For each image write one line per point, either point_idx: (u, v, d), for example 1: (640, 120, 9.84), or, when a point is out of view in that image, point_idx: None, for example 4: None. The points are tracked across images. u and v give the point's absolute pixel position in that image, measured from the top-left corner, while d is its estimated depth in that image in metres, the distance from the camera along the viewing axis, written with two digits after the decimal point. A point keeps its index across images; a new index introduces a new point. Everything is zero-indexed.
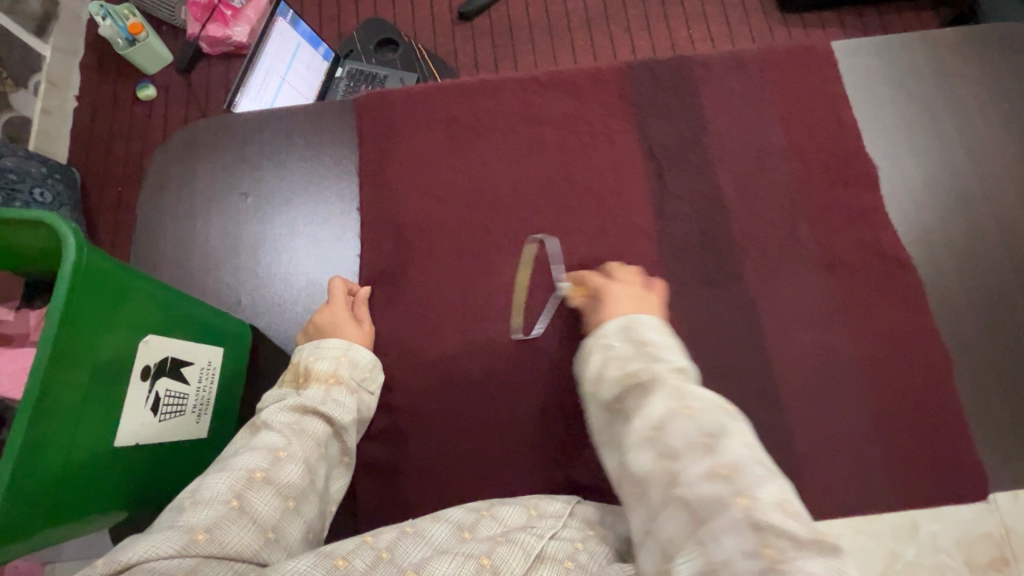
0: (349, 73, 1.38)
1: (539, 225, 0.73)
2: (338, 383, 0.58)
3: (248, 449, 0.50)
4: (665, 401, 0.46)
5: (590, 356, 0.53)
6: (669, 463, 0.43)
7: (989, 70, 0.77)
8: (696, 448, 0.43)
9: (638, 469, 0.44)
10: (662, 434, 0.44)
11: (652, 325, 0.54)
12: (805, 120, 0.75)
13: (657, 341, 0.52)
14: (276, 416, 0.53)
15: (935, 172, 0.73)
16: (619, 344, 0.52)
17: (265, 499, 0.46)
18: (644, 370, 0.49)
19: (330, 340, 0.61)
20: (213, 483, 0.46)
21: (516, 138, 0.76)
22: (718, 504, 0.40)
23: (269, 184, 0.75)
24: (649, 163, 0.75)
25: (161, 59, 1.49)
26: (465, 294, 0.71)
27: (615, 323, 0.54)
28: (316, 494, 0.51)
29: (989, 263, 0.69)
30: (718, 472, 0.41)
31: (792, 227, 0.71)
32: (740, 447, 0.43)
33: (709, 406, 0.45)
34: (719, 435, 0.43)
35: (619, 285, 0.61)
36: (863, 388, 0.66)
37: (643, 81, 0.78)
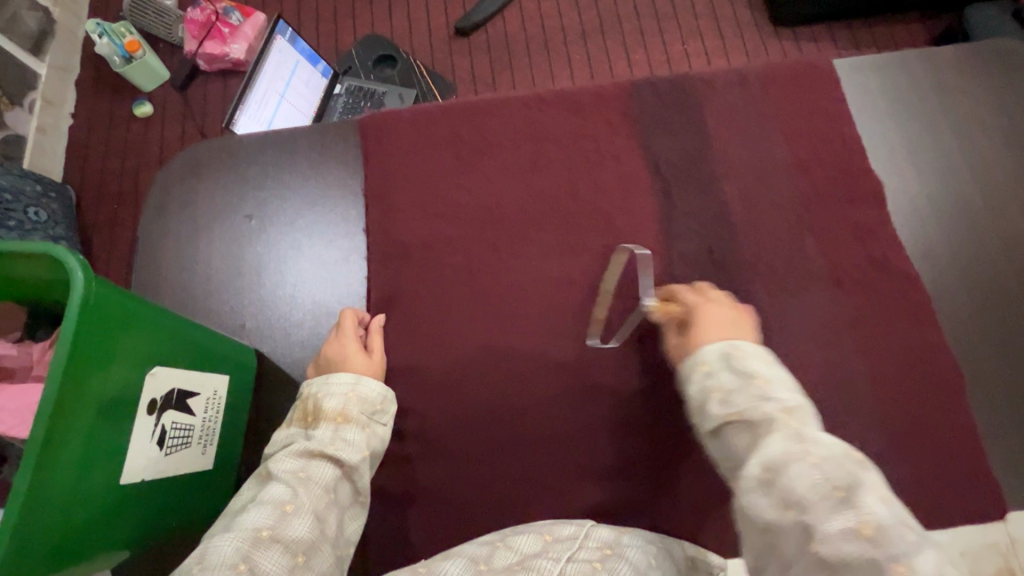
0: (348, 89, 1.43)
1: (546, 244, 0.72)
2: (347, 422, 0.57)
3: (256, 504, 0.50)
4: (781, 440, 0.41)
5: (687, 383, 0.50)
6: (800, 517, 0.38)
7: (987, 86, 0.77)
8: (825, 500, 0.37)
9: (761, 518, 0.39)
10: (780, 481, 0.39)
11: (755, 351, 0.49)
12: (810, 137, 0.75)
13: (765, 371, 0.47)
14: (282, 465, 0.53)
15: (938, 188, 0.74)
16: (719, 371, 0.48)
17: (273, 559, 0.46)
18: (751, 403, 0.44)
19: (339, 375, 0.60)
20: (220, 544, 0.46)
21: (522, 157, 0.76)
22: (869, 573, 0.35)
23: (273, 206, 0.75)
24: (655, 180, 0.74)
25: (157, 76, 1.49)
26: (473, 316, 0.70)
27: (718, 347, 0.50)
28: (329, 544, 0.50)
29: (996, 280, 0.69)
30: (858, 532, 0.36)
31: (799, 244, 0.71)
32: (885, 504, 0.37)
33: (837, 452, 0.39)
34: (856, 488, 0.37)
35: (713, 307, 0.56)
36: (875, 408, 0.65)
37: (647, 98, 0.78)
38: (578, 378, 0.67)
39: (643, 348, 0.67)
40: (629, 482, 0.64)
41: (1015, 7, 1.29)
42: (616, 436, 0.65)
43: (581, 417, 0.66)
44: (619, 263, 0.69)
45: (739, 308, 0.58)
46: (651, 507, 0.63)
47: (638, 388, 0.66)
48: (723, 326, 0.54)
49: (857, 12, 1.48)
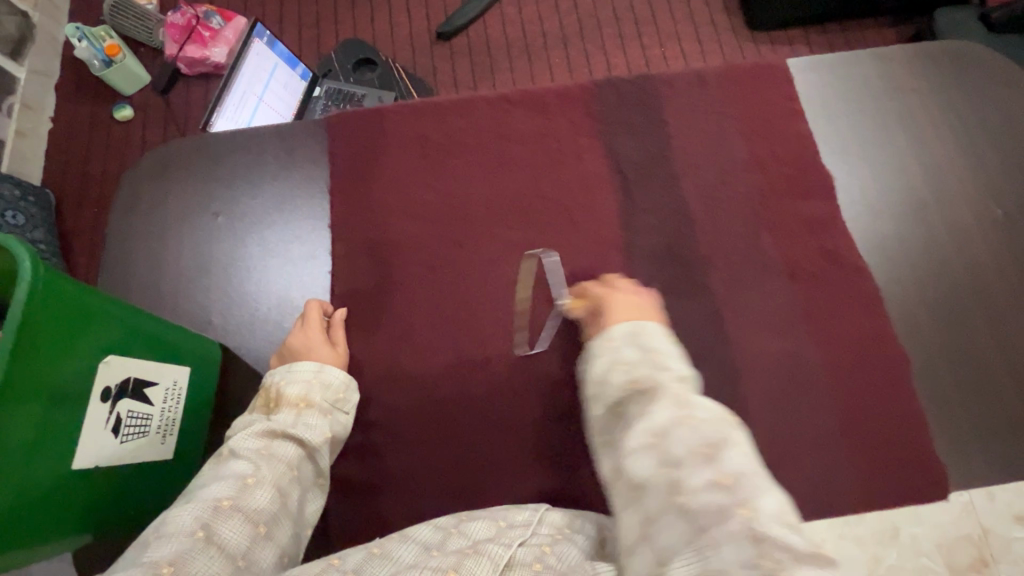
0: (327, 92, 1.45)
1: (508, 240, 0.74)
2: (309, 407, 0.58)
3: (216, 479, 0.50)
4: (667, 407, 0.45)
5: (597, 356, 0.53)
6: (671, 471, 0.42)
7: (936, 84, 0.80)
8: (696, 456, 0.42)
9: (639, 474, 0.43)
10: (665, 441, 0.43)
11: (656, 331, 0.52)
12: (767, 133, 0.77)
13: (662, 349, 0.51)
14: (245, 443, 0.54)
15: (889, 182, 0.75)
16: (625, 346, 0.51)
17: (234, 528, 0.47)
18: (650, 375, 0.48)
19: (303, 363, 0.61)
20: (179, 514, 0.47)
21: (485, 154, 0.77)
22: (719, 515, 0.39)
23: (242, 203, 0.76)
24: (616, 175, 0.76)
25: (138, 80, 1.50)
26: (434, 310, 0.71)
27: (623, 327, 0.53)
28: (289, 518, 0.52)
29: (945, 269, 0.71)
30: (718, 481, 0.40)
31: (755, 237, 0.72)
32: (741, 456, 0.42)
33: (711, 415, 0.44)
34: (722, 444, 0.42)
35: (621, 295, 0.60)
36: (826, 394, 0.67)
37: (609, 95, 0.79)
38: (536, 369, 0.68)
39: None
40: (587, 469, 0.65)
41: (981, 12, 1.33)
42: (573, 424, 0.67)
43: (542, 411, 0.67)
44: (529, 271, 0.72)
45: (641, 292, 0.62)
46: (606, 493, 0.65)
47: None
48: (628, 311, 0.57)
49: (832, 17, 1.52)
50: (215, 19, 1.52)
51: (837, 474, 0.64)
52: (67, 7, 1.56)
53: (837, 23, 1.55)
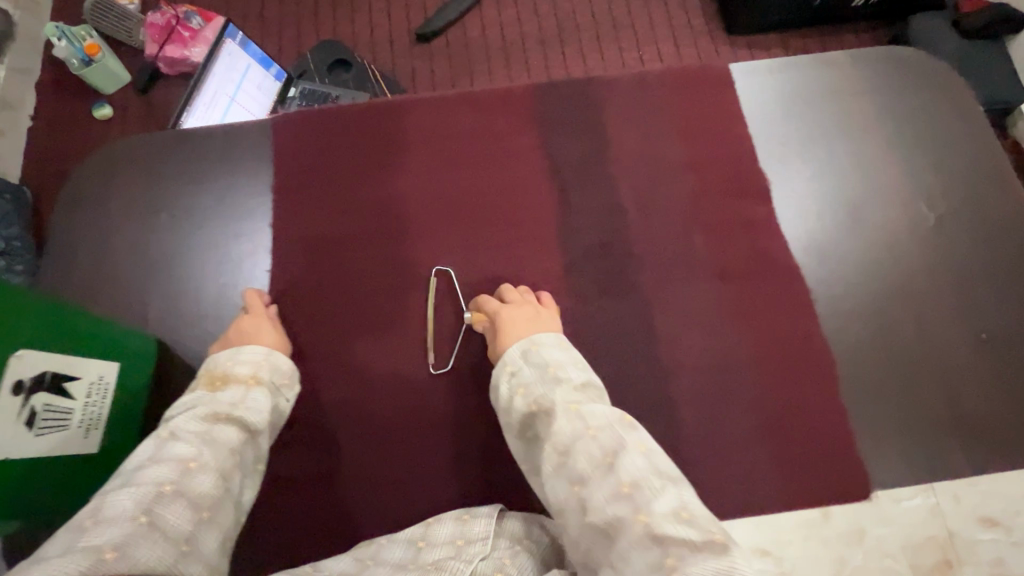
0: (303, 93, 1.45)
1: (447, 240, 0.75)
2: (258, 384, 0.60)
3: (155, 464, 0.49)
4: (566, 423, 0.50)
5: (498, 383, 0.59)
6: (580, 489, 0.46)
7: (876, 90, 0.81)
8: (597, 468, 0.46)
9: (557, 499, 0.48)
10: (568, 459, 0.48)
11: (548, 345, 0.59)
12: (705, 137, 0.78)
13: (557, 362, 0.57)
14: (185, 427, 0.53)
15: (826, 185, 0.76)
16: (522, 369, 0.58)
17: (177, 512, 0.46)
18: (546, 394, 0.54)
19: (251, 347, 0.64)
20: (118, 501, 0.46)
21: (428, 155, 0.78)
22: (623, 522, 0.43)
23: (186, 200, 0.77)
24: (555, 178, 0.77)
25: (118, 79, 1.51)
26: (371, 309, 0.72)
27: (516, 349, 0.60)
28: (231, 503, 0.51)
29: (876, 272, 0.72)
30: (621, 491, 0.44)
31: (689, 239, 0.74)
32: (641, 460, 0.46)
33: (609, 426, 0.49)
34: (618, 452, 0.47)
35: (511, 308, 0.65)
36: (752, 393, 0.68)
37: (554, 98, 0.80)
38: (468, 368, 0.70)
39: None
40: (514, 467, 0.66)
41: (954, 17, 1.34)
42: (502, 423, 0.68)
43: (472, 407, 0.68)
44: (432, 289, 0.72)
45: (540, 297, 0.68)
46: (530, 491, 0.65)
47: None
48: (520, 324, 0.63)
49: (809, 21, 1.53)
50: (194, 19, 1.52)
51: (759, 471, 0.65)
52: (48, 6, 1.58)
53: (815, 27, 1.56)
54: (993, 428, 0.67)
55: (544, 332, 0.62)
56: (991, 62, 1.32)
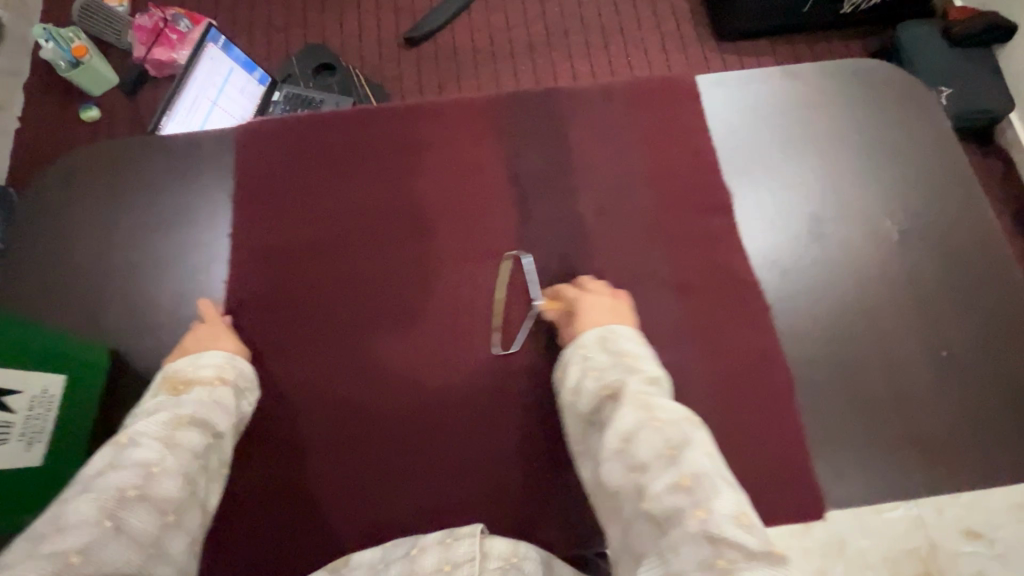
0: (286, 97, 1.44)
1: (405, 252, 0.74)
2: (222, 387, 0.60)
3: (117, 466, 0.48)
4: (632, 412, 0.49)
5: (571, 362, 0.60)
6: (640, 476, 0.45)
7: (842, 102, 0.81)
8: (660, 459, 0.45)
9: (613, 482, 0.47)
10: (631, 445, 0.47)
11: (627, 336, 0.60)
12: (667, 150, 0.78)
13: (633, 352, 0.58)
14: (147, 429, 0.52)
15: (788, 199, 0.76)
16: (596, 352, 0.59)
17: (142, 516, 0.46)
18: (619, 379, 0.54)
19: (210, 354, 0.63)
20: (80, 504, 0.45)
21: (390, 166, 0.78)
22: (680, 516, 0.41)
23: (147, 210, 0.77)
24: (516, 189, 0.76)
25: (105, 81, 1.51)
26: (328, 321, 0.72)
27: (593, 333, 0.61)
28: (197, 506, 0.51)
29: (836, 288, 0.72)
30: (679, 484, 0.43)
31: (648, 252, 0.73)
32: (706, 458, 0.45)
33: (677, 419, 0.48)
34: (683, 447, 0.46)
35: (593, 296, 0.66)
36: (707, 410, 0.67)
37: (517, 110, 0.80)
38: (422, 381, 0.69)
39: (490, 353, 0.70)
40: (463, 485, 0.65)
41: (944, 27, 1.31)
42: (452, 439, 0.66)
43: (424, 422, 0.67)
44: (506, 271, 0.73)
45: (622, 291, 0.68)
46: (478, 510, 0.64)
47: (479, 394, 0.68)
48: (600, 313, 0.63)
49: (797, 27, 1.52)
50: (182, 22, 1.53)
51: None
52: (38, 7, 1.57)
53: (805, 33, 1.55)
54: (950, 448, 0.66)
55: (625, 325, 0.62)
56: (980, 73, 1.29)
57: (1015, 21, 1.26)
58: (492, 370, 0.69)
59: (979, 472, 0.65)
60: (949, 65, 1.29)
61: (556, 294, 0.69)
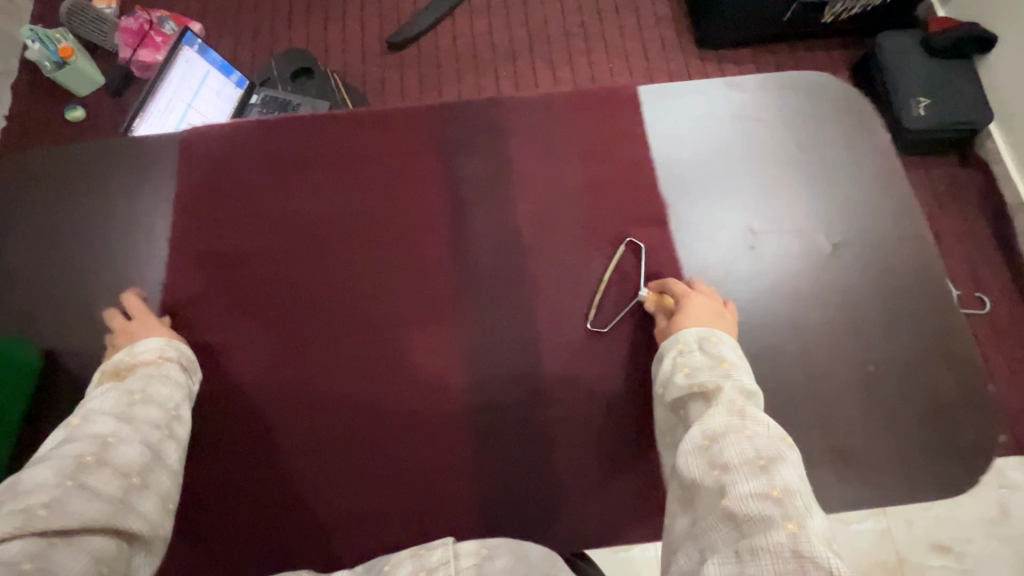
0: (265, 101, 1.34)
1: (341, 259, 0.75)
2: (167, 365, 0.62)
3: (75, 439, 0.50)
4: (726, 415, 0.49)
5: (669, 357, 0.61)
6: (720, 475, 0.44)
7: (784, 115, 0.81)
8: (749, 467, 0.44)
9: (689, 474, 0.47)
10: (716, 445, 0.47)
11: (728, 345, 0.59)
12: (606, 161, 0.79)
13: (733, 360, 0.57)
14: (103, 406, 0.54)
15: (727, 211, 0.76)
16: (696, 352, 0.59)
17: (106, 477, 0.48)
18: (714, 382, 0.54)
19: (146, 342, 0.64)
20: (40, 472, 0.46)
21: (331, 173, 0.79)
22: (762, 521, 0.40)
23: (90, 214, 0.78)
24: (454, 198, 0.77)
25: (92, 82, 1.43)
26: (260, 326, 0.72)
27: (694, 333, 0.61)
28: (166, 471, 0.53)
29: (768, 301, 0.72)
30: (768, 493, 0.41)
31: (582, 263, 0.74)
32: (795, 475, 0.43)
33: (770, 433, 0.47)
34: (774, 460, 0.44)
35: (700, 297, 0.65)
36: (630, 420, 0.68)
37: (459, 119, 0.81)
38: (350, 387, 0.70)
39: (419, 361, 0.71)
40: (386, 489, 0.66)
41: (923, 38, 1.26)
42: (377, 445, 0.68)
43: (350, 428, 0.68)
44: (620, 257, 0.74)
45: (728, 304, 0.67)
46: (400, 514, 0.65)
47: (406, 400, 0.69)
48: (703, 315, 0.63)
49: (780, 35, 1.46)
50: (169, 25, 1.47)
51: (631, 496, 0.66)
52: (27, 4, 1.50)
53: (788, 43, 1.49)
54: (871, 461, 0.66)
55: (727, 334, 0.61)
56: (959, 85, 1.23)
57: (994, 34, 1.21)
58: (420, 377, 0.70)
59: (903, 486, 0.65)
60: (927, 75, 1.23)
61: (661, 290, 0.70)
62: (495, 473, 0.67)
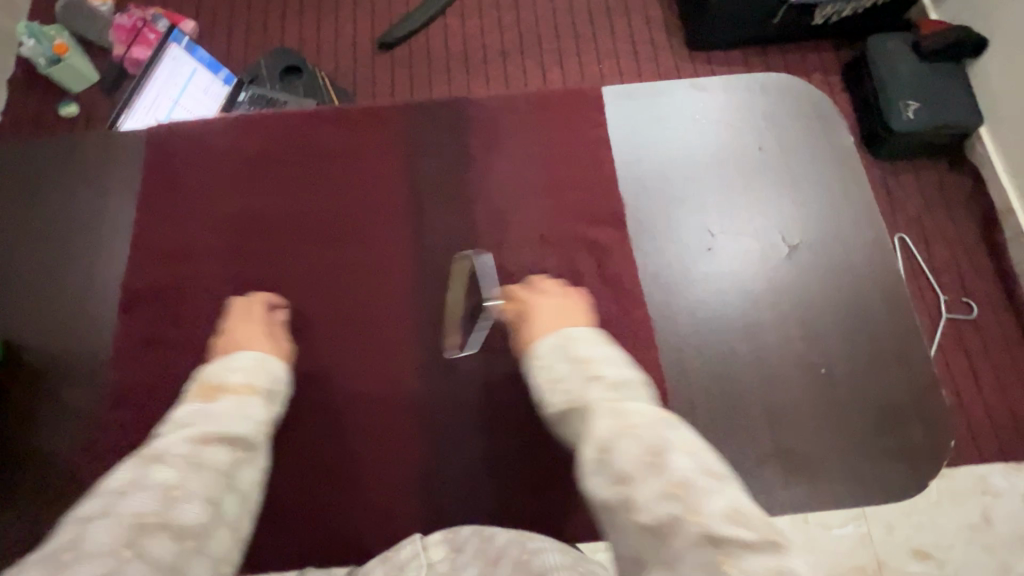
0: (252, 98, 1.27)
1: (300, 255, 0.76)
2: (250, 394, 0.59)
3: (138, 488, 0.46)
4: (605, 423, 0.49)
5: (535, 377, 0.60)
6: (623, 486, 0.44)
7: (745, 117, 0.81)
8: (642, 467, 0.44)
9: (596, 498, 0.46)
10: (608, 457, 0.46)
11: (582, 339, 0.60)
12: (565, 161, 0.79)
13: (593, 356, 0.57)
14: (174, 448, 0.50)
15: (685, 212, 0.76)
16: (557, 362, 0.58)
17: (162, 544, 0.43)
18: (583, 391, 0.54)
19: (242, 354, 0.63)
20: (98, 532, 0.42)
21: (293, 170, 0.80)
22: (675, 522, 0.41)
23: (53, 207, 0.78)
24: (414, 197, 0.78)
25: (87, 79, 1.40)
26: (217, 320, 0.73)
27: (550, 341, 0.60)
28: (228, 528, 0.48)
29: (723, 303, 0.72)
30: (670, 491, 0.42)
31: (538, 263, 0.74)
32: (687, 459, 0.44)
33: (651, 422, 0.47)
34: (664, 450, 0.45)
35: (547, 299, 0.66)
36: None
37: (421, 119, 0.81)
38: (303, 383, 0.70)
39: (372, 357, 0.71)
40: (335, 483, 0.66)
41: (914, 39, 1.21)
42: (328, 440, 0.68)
43: (301, 423, 0.69)
44: (464, 272, 0.68)
45: (574, 289, 0.69)
46: (349, 509, 0.66)
47: (357, 395, 0.70)
48: (555, 317, 0.64)
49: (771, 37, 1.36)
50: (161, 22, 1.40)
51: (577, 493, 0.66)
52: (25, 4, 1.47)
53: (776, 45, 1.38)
54: (820, 465, 0.66)
55: (577, 327, 0.62)
56: (948, 89, 1.19)
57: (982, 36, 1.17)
58: (372, 373, 0.71)
59: (849, 489, 0.65)
60: (915, 78, 1.18)
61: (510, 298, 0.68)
62: (444, 468, 0.67)
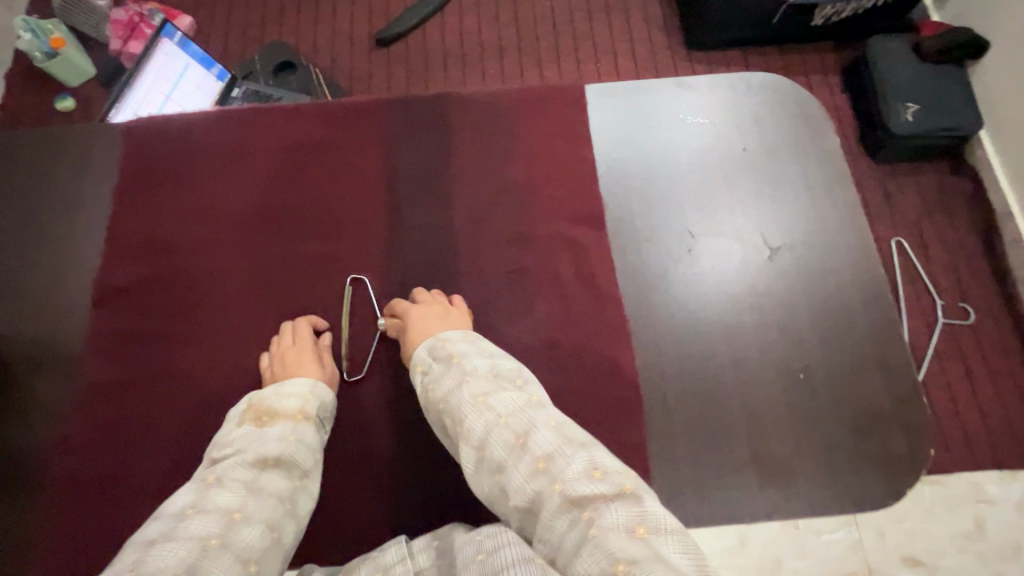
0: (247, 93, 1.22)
1: (274, 248, 0.75)
2: (306, 419, 0.59)
3: (200, 513, 0.47)
4: (479, 421, 0.51)
5: (416, 386, 0.60)
6: (499, 475, 0.48)
7: (728, 116, 0.80)
8: (511, 451, 0.48)
9: (483, 492, 0.50)
10: (484, 453, 0.50)
11: (455, 339, 0.60)
12: (544, 158, 0.78)
13: (462, 352, 0.58)
14: (231, 473, 0.51)
15: (665, 210, 0.75)
16: (430, 367, 0.59)
17: (223, 566, 0.44)
18: (449, 389, 0.55)
19: (296, 381, 0.63)
20: (164, 553, 0.43)
21: (269, 163, 0.79)
22: (542, 496, 0.45)
23: (33, 200, 0.78)
24: (390, 192, 0.77)
25: (83, 74, 1.29)
26: (190, 312, 0.72)
27: (424, 349, 0.60)
28: (281, 553, 0.49)
29: (701, 303, 0.71)
30: (536, 467, 0.46)
31: (514, 261, 0.73)
32: (550, 434, 0.49)
33: (519, 410, 0.51)
34: (529, 432, 0.49)
35: (420, 309, 0.66)
36: None
37: (400, 114, 0.81)
38: None
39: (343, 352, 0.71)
40: None
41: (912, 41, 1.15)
42: None
43: None
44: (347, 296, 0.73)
45: (454, 296, 0.69)
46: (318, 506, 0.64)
47: None
48: (425, 325, 0.64)
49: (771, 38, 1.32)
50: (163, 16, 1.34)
51: None
52: None
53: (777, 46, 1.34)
54: (799, 467, 0.65)
55: (453, 330, 0.62)
56: (949, 92, 1.12)
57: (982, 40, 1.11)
58: (344, 369, 0.70)
59: (827, 490, 0.64)
60: (916, 80, 1.11)
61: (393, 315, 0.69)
62: (414, 465, 0.66)
